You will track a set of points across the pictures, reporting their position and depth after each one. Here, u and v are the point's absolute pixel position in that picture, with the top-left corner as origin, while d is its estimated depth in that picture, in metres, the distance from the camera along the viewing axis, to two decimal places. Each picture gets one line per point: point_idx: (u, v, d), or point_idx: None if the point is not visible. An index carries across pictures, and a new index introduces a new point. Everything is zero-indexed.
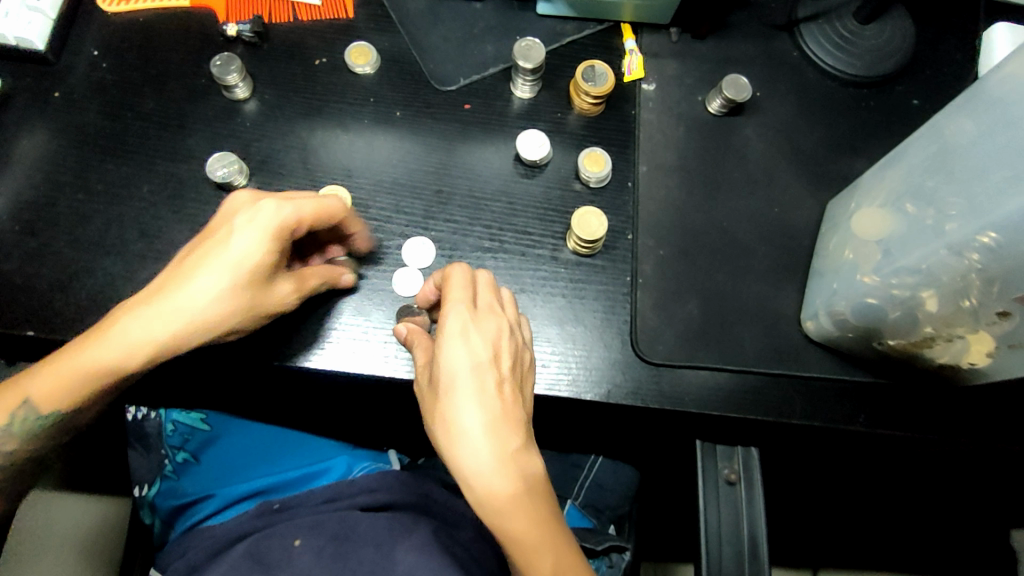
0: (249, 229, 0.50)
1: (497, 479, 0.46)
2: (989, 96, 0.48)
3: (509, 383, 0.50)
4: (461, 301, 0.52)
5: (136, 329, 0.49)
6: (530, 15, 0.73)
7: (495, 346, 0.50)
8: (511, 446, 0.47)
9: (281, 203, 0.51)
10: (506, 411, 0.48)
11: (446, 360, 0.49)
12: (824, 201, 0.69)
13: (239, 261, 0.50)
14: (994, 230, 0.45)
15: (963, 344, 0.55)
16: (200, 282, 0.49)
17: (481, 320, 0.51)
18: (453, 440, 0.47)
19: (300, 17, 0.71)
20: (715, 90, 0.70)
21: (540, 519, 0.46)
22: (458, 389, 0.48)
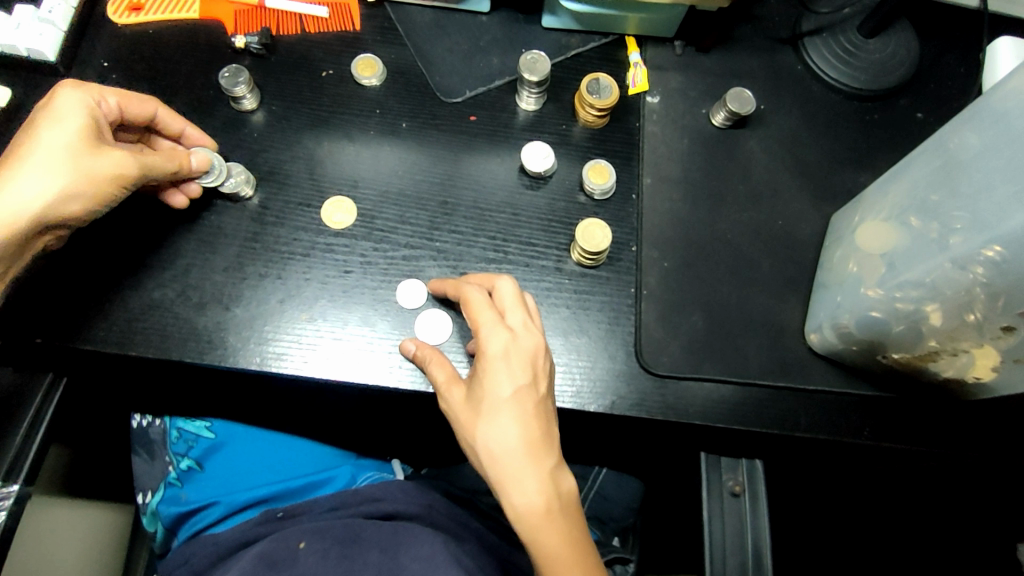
0: (56, 114, 0.53)
1: (537, 499, 0.47)
2: (992, 111, 0.49)
3: (545, 404, 0.51)
4: (497, 321, 0.52)
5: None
6: (536, 28, 0.73)
7: (532, 366, 0.51)
8: (549, 466, 0.49)
9: (73, 91, 0.54)
10: (543, 432, 0.50)
11: (489, 383, 0.50)
12: (828, 214, 0.69)
13: (53, 138, 0.52)
14: (999, 244, 0.45)
15: (969, 359, 0.56)
16: (18, 169, 0.51)
17: (520, 340, 0.52)
18: (495, 461, 0.49)
19: (308, 29, 0.72)
20: (719, 103, 0.71)
21: (575, 539, 0.48)
22: (499, 411, 0.49)
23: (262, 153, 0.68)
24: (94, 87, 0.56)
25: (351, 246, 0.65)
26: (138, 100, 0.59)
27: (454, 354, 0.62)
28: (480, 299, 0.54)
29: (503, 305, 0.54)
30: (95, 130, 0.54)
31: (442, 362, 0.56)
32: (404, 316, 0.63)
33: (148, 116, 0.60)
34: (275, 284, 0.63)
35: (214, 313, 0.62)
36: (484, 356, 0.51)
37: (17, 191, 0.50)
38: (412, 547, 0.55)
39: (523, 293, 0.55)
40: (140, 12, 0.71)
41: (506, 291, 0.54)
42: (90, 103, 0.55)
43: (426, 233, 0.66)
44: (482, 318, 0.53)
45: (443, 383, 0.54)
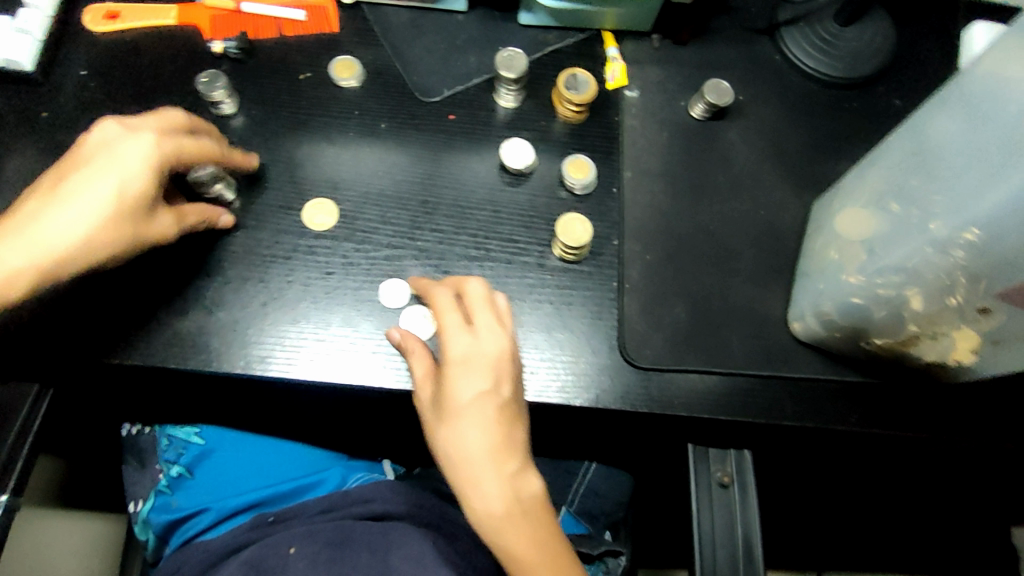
0: (134, 169, 0.52)
1: (496, 502, 0.49)
2: (962, 95, 0.50)
3: (510, 407, 0.52)
4: (462, 327, 0.53)
5: (15, 260, 0.50)
6: (513, 26, 0.74)
7: (495, 371, 0.51)
8: (510, 470, 0.50)
9: (157, 146, 0.53)
10: (505, 436, 0.51)
11: (450, 390, 0.51)
12: (808, 202, 0.69)
13: (122, 198, 0.52)
14: (978, 226, 0.46)
15: (949, 342, 0.56)
16: (76, 221, 0.51)
17: (483, 346, 0.52)
18: (457, 464, 0.50)
19: (286, 33, 0.72)
20: (697, 94, 0.71)
21: (536, 542, 0.49)
22: (460, 416, 0.50)
23: (242, 158, 0.68)
24: (174, 141, 0.55)
25: (333, 248, 0.65)
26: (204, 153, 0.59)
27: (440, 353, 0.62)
28: (446, 303, 0.55)
29: (469, 308, 0.54)
30: (157, 194, 0.55)
31: (419, 356, 0.56)
32: (387, 316, 0.63)
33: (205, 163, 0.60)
34: (257, 288, 0.63)
35: (197, 318, 0.62)
36: (447, 361, 0.52)
37: (73, 245, 0.51)
38: (402, 547, 0.56)
39: (492, 294, 0.55)
40: (118, 20, 0.71)
41: (473, 294, 0.54)
42: (166, 161, 0.54)
43: (407, 232, 0.66)
44: (447, 324, 0.53)
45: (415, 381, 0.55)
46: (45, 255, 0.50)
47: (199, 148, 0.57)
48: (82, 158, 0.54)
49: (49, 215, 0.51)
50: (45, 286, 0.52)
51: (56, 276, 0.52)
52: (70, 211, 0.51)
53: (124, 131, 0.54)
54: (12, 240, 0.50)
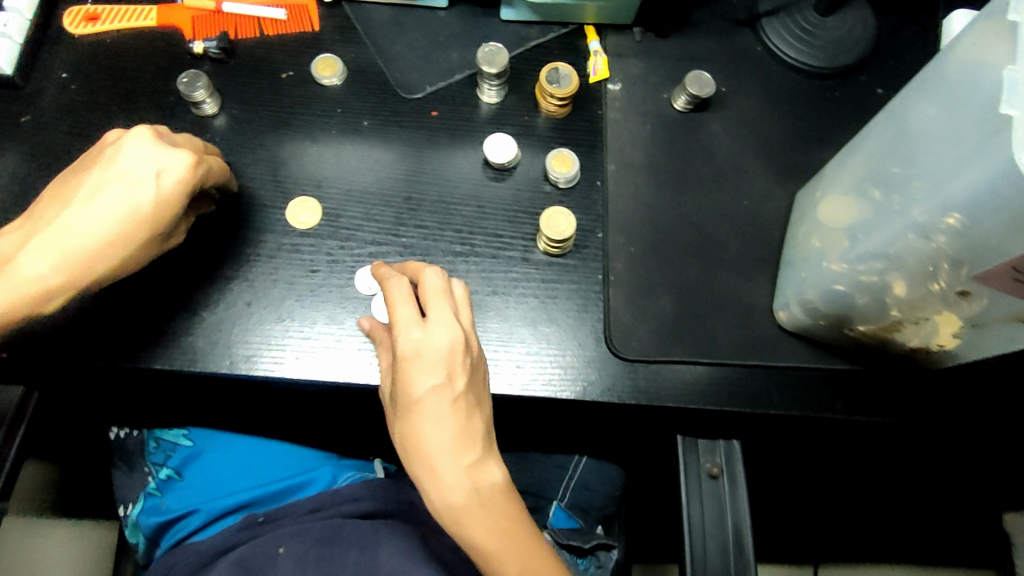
0: (177, 197, 0.54)
1: (455, 497, 0.49)
2: (937, 80, 0.50)
3: (466, 399, 0.50)
4: (412, 319, 0.51)
5: (48, 275, 0.50)
6: (495, 21, 0.74)
7: (444, 364, 0.49)
8: (467, 464, 0.49)
9: (198, 175, 0.55)
10: (463, 429, 0.50)
11: (404, 385, 0.50)
12: (792, 192, 0.70)
13: (161, 224, 0.53)
14: (957, 211, 0.46)
15: (932, 327, 0.56)
16: (115, 242, 0.52)
17: (429, 339, 0.50)
18: (415, 459, 0.49)
19: (267, 32, 0.72)
20: (680, 87, 0.71)
21: (496, 535, 0.48)
22: (413, 412, 0.50)
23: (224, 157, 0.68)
24: (206, 166, 0.56)
25: (317, 245, 0.65)
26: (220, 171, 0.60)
27: None
28: (398, 292, 0.52)
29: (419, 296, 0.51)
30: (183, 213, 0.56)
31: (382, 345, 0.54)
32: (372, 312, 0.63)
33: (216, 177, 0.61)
34: (242, 287, 0.63)
35: (183, 319, 0.62)
36: (398, 357, 0.50)
37: (109, 265, 0.52)
38: (390, 545, 0.56)
39: (445, 282, 0.52)
40: (97, 22, 0.71)
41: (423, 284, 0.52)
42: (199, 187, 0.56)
43: (391, 229, 0.66)
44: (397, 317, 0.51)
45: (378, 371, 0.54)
46: (82, 275, 0.51)
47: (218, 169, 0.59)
48: (107, 166, 0.53)
49: (84, 233, 0.51)
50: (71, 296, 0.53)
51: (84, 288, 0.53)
52: (104, 232, 0.51)
53: (156, 145, 0.53)
54: (43, 253, 0.50)
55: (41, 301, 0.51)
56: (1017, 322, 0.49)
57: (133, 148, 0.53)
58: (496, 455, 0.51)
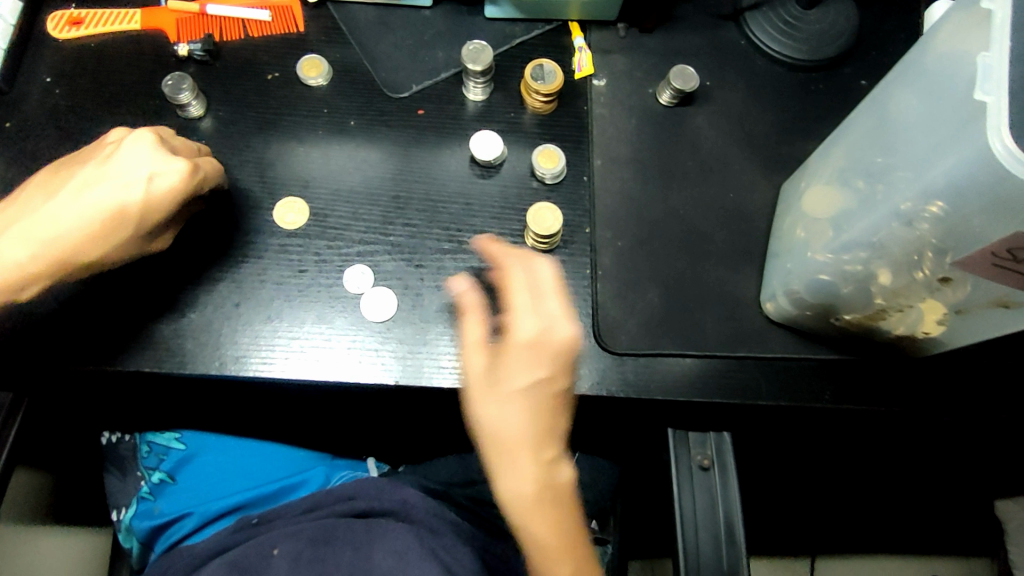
0: (165, 202, 0.55)
1: (527, 489, 0.50)
2: (915, 70, 0.50)
3: (562, 400, 0.52)
4: (530, 309, 0.53)
5: (22, 263, 0.52)
6: (479, 19, 0.74)
7: (561, 360, 0.52)
8: (550, 461, 0.51)
9: (189, 182, 0.56)
10: (552, 426, 0.51)
11: (508, 369, 0.51)
12: (778, 184, 0.70)
13: (146, 225, 0.55)
14: (940, 199, 0.46)
15: (916, 314, 0.57)
16: (96, 237, 0.53)
17: (561, 334, 0.52)
18: (493, 441, 0.51)
19: (251, 33, 0.72)
20: (664, 81, 0.72)
21: (561, 536, 0.50)
22: (513, 396, 0.51)
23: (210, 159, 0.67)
24: (201, 174, 0.58)
25: (304, 245, 0.65)
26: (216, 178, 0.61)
27: (416, 347, 0.62)
28: (519, 279, 0.54)
29: (545, 290, 0.54)
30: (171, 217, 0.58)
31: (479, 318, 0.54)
32: (362, 310, 0.63)
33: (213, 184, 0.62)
34: (230, 288, 0.63)
35: (172, 321, 0.62)
36: (517, 340, 0.52)
37: (88, 259, 0.54)
38: (386, 542, 0.55)
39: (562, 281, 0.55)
40: (81, 26, 0.71)
41: (545, 278, 0.54)
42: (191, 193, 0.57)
43: (379, 227, 0.66)
44: (517, 303, 0.53)
45: (472, 344, 0.53)
46: (55, 266, 0.53)
47: (212, 176, 0.60)
48: (104, 163, 0.55)
49: (65, 227, 0.53)
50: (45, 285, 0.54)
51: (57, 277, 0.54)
52: (85, 229, 0.53)
53: (156, 150, 0.55)
54: (21, 240, 0.52)
55: (14, 288, 0.53)
56: (999, 307, 0.50)
57: (129, 150, 0.55)
58: (569, 458, 0.53)
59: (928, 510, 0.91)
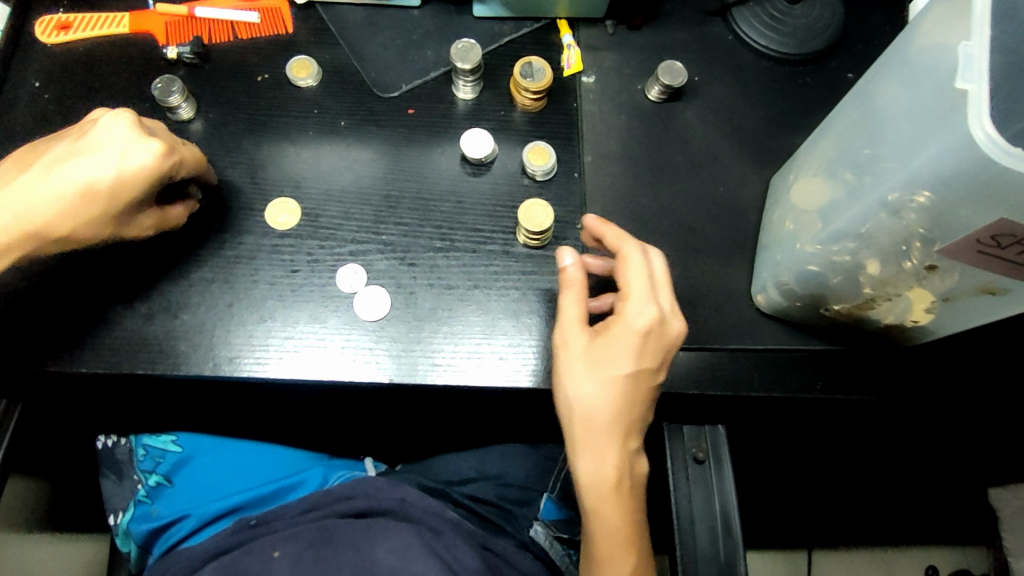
0: (133, 181, 0.53)
1: (610, 473, 0.53)
2: (898, 61, 0.51)
3: (652, 391, 0.55)
4: (648, 298, 0.53)
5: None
6: (468, 18, 0.74)
7: (662, 353, 0.54)
8: (632, 448, 0.54)
9: (163, 164, 0.54)
10: (638, 416, 0.54)
11: (615, 355, 0.53)
12: (767, 177, 0.71)
13: (113, 202, 0.53)
14: (926, 189, 0.47)
15: (905, 302, 0.57)
16: (60, 210, 0.52)
17: (667, 326, 0.54)
18: (584, 422, 0.53)
19: (240, 35, 0.72)
20: (652, 77, 0.72)
21: (630, 521, 0.54)
22: (612, 381, 0.53)
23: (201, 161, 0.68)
24: (179, 158, 0.56)
25: (297, 246, 0.65)
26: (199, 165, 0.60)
27: (410, 345, 0.63)
28: (637, 266, 0.55)
29: (656, 280, 0.55)
30: (145, 200, 0.56)
31: (578, 296, 0.56)
32: (357, 309, 0.63)
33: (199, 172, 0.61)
34: (223, 289, 0.63)
35: (166, 323, 0.62)
36: (629, 326, 0.53)
37: (50, 230, 0.53)
38: (387, 540, 0.56)
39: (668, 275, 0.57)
40: (69, 30, 0.71)
41: (656, 271, 0.56)
42: (166, 176, 0.55)
43: (372, 227, 0.67)
44: (634, 290, 0.54)
45: (569, 320, 0.55)
46: (20, 239, 0.53)
47: (191, 163, 0.59)
48: (82, 142, 0.54)
49: (33, 203, 0.52)
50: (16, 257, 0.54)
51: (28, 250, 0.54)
52: (53, 205, 0.52)
53: (134, 130, 0.54)
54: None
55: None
56: (985, 294, 0.51)
57: (107, 127, 0.54)
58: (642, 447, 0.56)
59: (921, 497, 0.92)
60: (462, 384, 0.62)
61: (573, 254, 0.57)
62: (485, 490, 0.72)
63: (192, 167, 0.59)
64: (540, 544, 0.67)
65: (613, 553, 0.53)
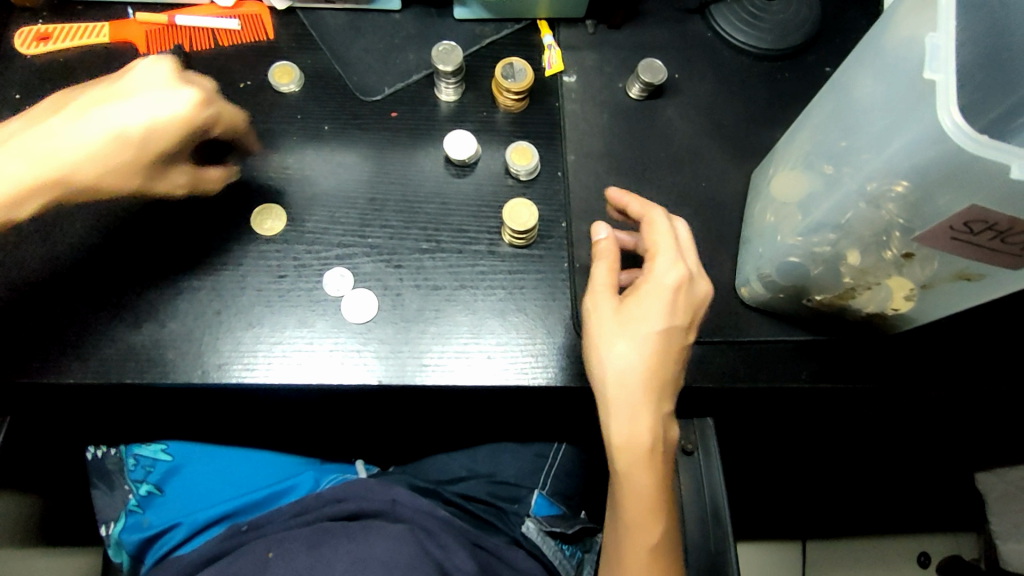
0: (172, 125, 0.57)
1: (644, 433, 0.53)
2: (870, 54, 0.52)
3: (684, 353, 0.56)
4: (675, 257, 0.55)
5: (20, 176, 0.53)
6: (449, 21, 0.75)
7: (691, 313, 0.55)
8: (665, 410, 0.55)
9: (200, 110, 0.59)
10: (670, 377, 0.55)
11: (647, 311, 0.54)
12: (748, 172, 0.72)
13: (149, 144, 0.57)
14: (904, 179, 0.47)
15: (885, 291, 0.58)
16: (96, 152, 0.55)
17: (695, 284, 0.56)
18: (616, 382, 0.54)
19: (221, 42, 0.72)
20: (633, 76, 0.73)
21: (662, 485, 0.54)
22: (644, 339, 0.53)
23: None
24: (212, 107, 0.60)
25: (283, 251, 0.66)
26: (231, 120, 0.64)
27: (398, 347, 0.63)
28: (664, 229, 0.57)
29: (682, 244, 0.57)
30: (179, 149, 0.60)
31: (608, 265, 0.58)
32: (345, 313, 0.63)
33: (230, 130, 0.65)
34: (210, 296, 0.64)
35: (152, 331, 0.62)
36: (659, 283, 0.54)
37: (86, 174, 0.56)
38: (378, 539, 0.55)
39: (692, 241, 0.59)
40: (49, 41, 0.71)
41: (681, 235, 0.58)
42: (200, 123, 0.60)
43: (357, 230, 0.67)
44: (661, 250, 0.55)
45: (600, 287, 0.57)
46: (54, 184, 0.55)
47: (228, 119, 0.63)
48: (116, 89, 0.58)
49: (67, 147, 0.55)
50: (43, 203, 0.56)
51: (56, 195, 0.56)
52: (89, 148, 0.55)
53: (170, 80, 0.59)
54: (21, 155, 0.54)
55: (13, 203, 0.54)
56: (962, 280, 0.52)
57: (144, 74, 0.59)
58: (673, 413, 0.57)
59: (909, 483, 0.93)
60: (452, 384, 0.62)
61: (606, 227, 0.60)
62: (477, 488, 0.72)
63: (228, 125, 0.64)
64: (533, 540, 0.67)
65: (646, 516, 0.54)
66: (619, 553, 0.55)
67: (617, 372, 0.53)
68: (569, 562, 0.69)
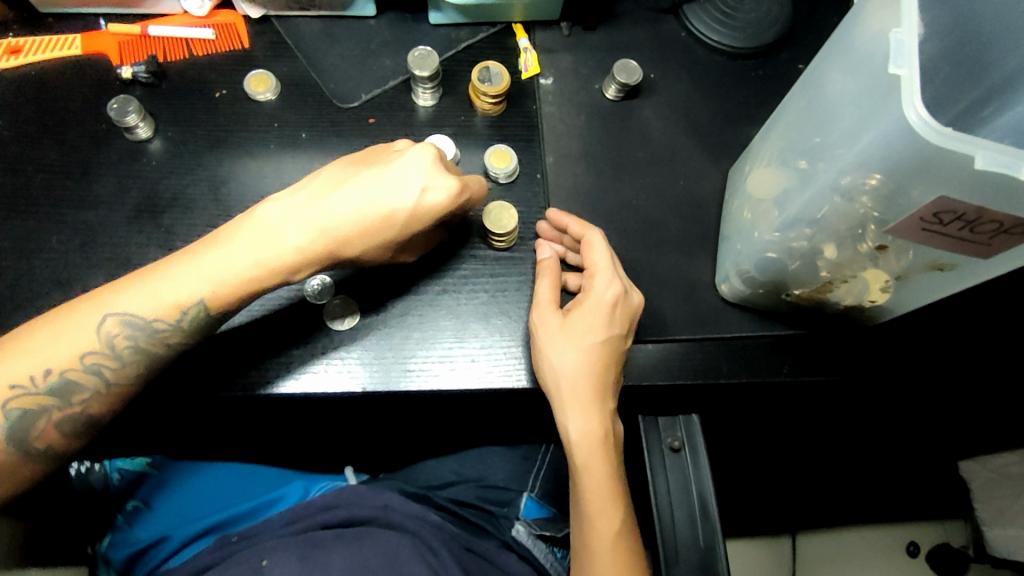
0: (437, 206, 0.55)
1: (595, 428, 0.57)
2: (838, 50, 0.53)
3: (623, 357, 0.60)
4: (610, 272, 0.59)
5: (298, 248, 0.53)
6: (424, 26, 0.75)
7: (629, 322, 0.59)
8: (611, 407, 0.59)
9: (460, 195, 0.56)
10: (613, 380, 0.59)
11: (589, 325, 0.58)
12: (725, 169, 0.72)
13: (409, 222, 0.55)
14: (876, 172, 0.48)
15: (862, 283, 0.59)
16: (361, 225, 0.54)
17: (630, 296, 0.60)
18: (565, 384, 0.57)
19: (196, 52, 0.72)
20: (609, 77, 0.73)
21: (615, 475, 0.57)
22: (589, 347, 0.57)
23: (160, 182, 0.67)
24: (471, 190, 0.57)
25: None
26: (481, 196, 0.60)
27: (381, 352, 0.63)
28: (600, 246, 0.60)
29: (615, 258, 0.61)
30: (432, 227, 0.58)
31: (551, 280, 0.61)
32: (329, 326, 0.63)
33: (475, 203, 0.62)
34: None
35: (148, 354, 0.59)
36: (598, 298, 0.58)
37: (345, 248, 0.55)
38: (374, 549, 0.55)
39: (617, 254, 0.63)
40: (20, 54, 0.70)
41: (613, 251, 0.61)
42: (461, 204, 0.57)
43: None
44: (598, 266, 0.59)
45: (543, 302, 0.60)
46: (319, 256, 0.54)
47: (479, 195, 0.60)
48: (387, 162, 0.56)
49: (341, 221, 0.53)
50: (307, 272, 0.56)
51: (321, 264, 0.56)
52: (357, 226, 0.54)
53: (435, 165, 0.55)
54: (307, 225, 0.53)
55: (282, 272, 0.54)
56: (935, 270, 0.53)
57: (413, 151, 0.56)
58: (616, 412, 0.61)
59: (893, 475, 0.94)
60: (439, 389, 0.62)
61: (549, 247, 0.65)
62: (467, 493, 0.72)
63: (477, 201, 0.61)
64: (523, 543, 0.67)
65: (604, 504, 0.56)
66: (583, 543, 0.56)
67: (565, 377, 0.57)
68: (561, 564, 0.69)
